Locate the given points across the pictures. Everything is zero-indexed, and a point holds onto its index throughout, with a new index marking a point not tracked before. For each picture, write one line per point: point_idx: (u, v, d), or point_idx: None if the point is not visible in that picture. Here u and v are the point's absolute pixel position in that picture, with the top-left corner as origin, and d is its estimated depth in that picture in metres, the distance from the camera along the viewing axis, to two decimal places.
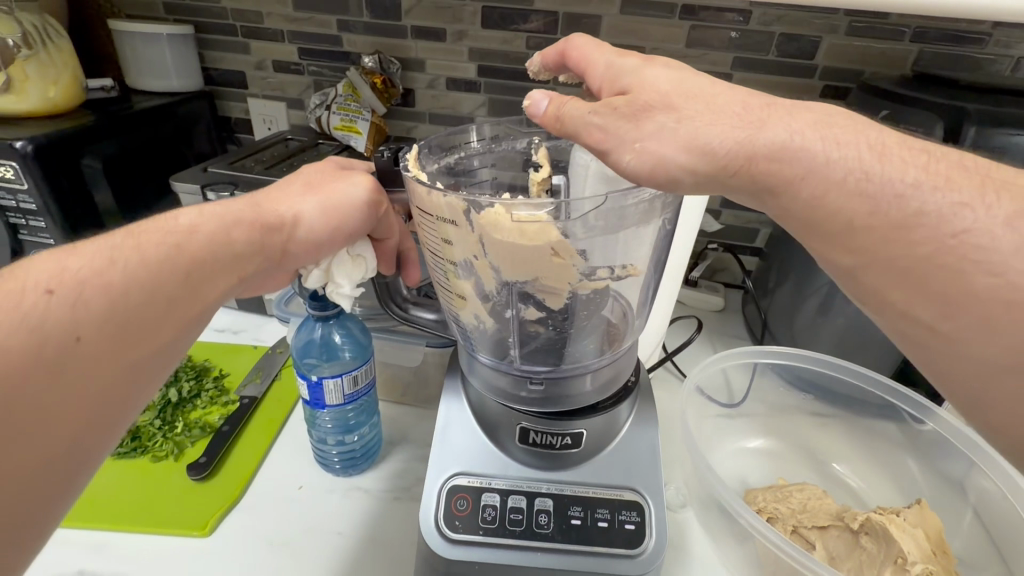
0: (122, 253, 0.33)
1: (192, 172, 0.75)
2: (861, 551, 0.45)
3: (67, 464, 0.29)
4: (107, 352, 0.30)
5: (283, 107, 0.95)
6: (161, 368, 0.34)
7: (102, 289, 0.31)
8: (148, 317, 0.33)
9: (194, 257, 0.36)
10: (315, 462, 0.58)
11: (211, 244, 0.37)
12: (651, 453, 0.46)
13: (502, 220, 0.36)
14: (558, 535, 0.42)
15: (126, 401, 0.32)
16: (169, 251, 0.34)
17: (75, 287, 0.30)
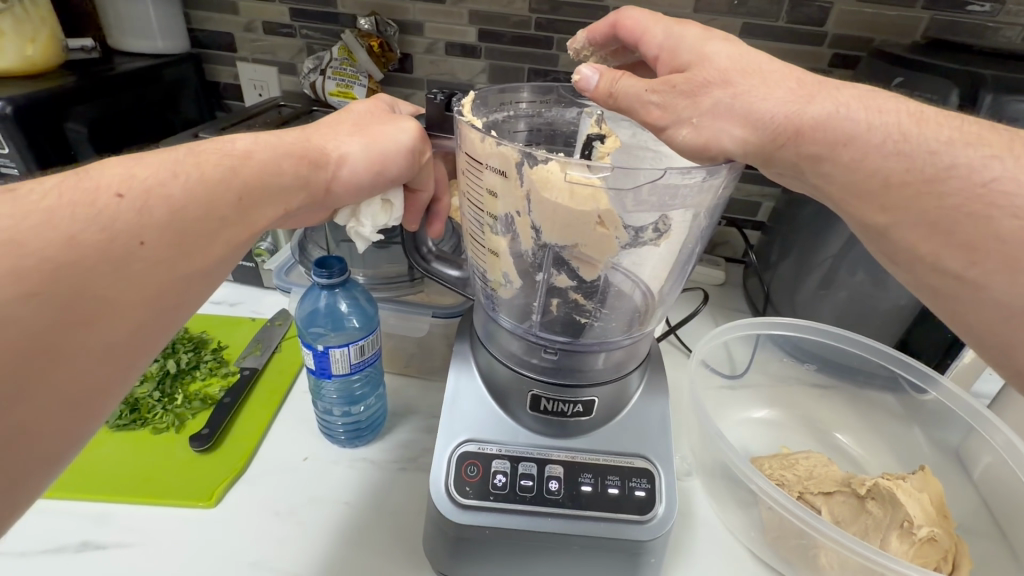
0: (185, 168, 0.33)
1: (181, 138, 0.72)
2: (867, 515, 0.46)
3: (120, 358, 0.30)
4: (165, 259, 0.31)
5: (274, 72, 0.91)
6: (210, 281, 0.34)
7: (163, 202, 0.31)
8: (202, 229, 0.33)
9: (246, 182, 0.35)
10: (319, 432, 0.57)
11: (263, 173, 0.37)
12: (661, 421, 0.46)
13: (554, 178, 0.35)
14: (568, 501, 0.42)
15: (167, 316, 0.32)
16: (225, 171, 0.34)
17: (143, 193, 0.30)
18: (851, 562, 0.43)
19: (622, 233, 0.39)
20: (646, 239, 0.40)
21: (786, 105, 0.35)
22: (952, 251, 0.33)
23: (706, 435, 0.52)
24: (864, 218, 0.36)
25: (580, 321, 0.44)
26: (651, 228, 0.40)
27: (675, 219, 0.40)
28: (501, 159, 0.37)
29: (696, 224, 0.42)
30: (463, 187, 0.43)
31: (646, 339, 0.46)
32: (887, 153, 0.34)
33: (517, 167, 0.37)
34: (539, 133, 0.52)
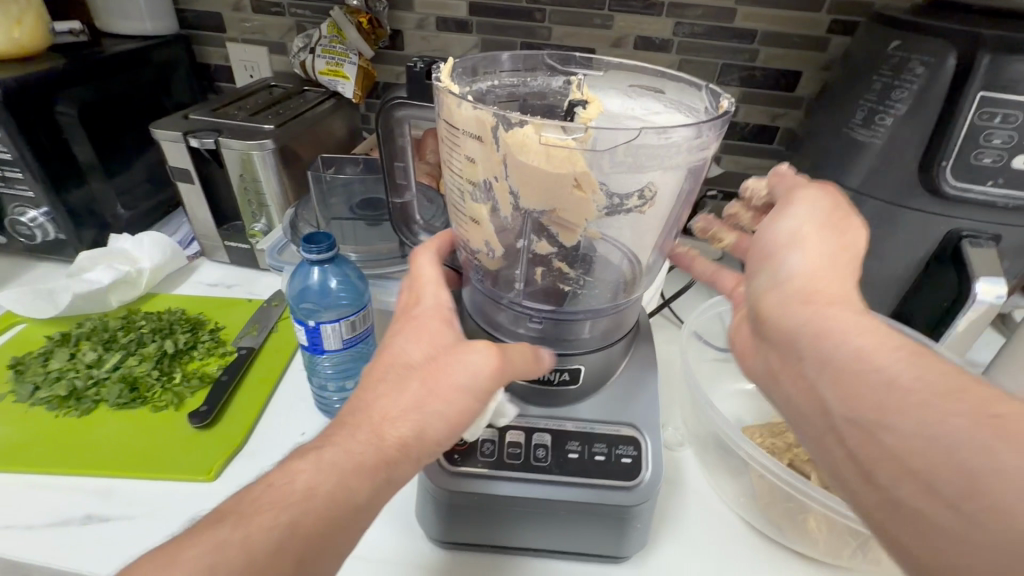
0: (336, 472, 0.33)
1: (172, 119, 0.72)
2: None
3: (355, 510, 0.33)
4: (364, 437, 0.34)
5: (265, 52, 0.90)
6: (379, 463, 0.34)
7: (327, 505, 0.32)
8: (349, 512, 0.33)
9: (387, 463, 0.34)
10: (316, 408, 0.58)
11: (405, 439, 0.35)
12: (647, 390, 0.46)
13: (530, 141, 0.35)
14: (555, 468, 0.43)
15: (363, 497, 0.33)
16: (375, 465, 0.34)
17: (309, 508, 0.32)
18: (838, 524, 0.43)
19: (601, 197, 0.39)
20: (631, 207, 0.40)
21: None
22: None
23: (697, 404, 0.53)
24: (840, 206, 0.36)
25: (565, 290, 0.44)
26: (636, 194, 0.39)
27: (659, 183, 0.39)
28: (478, 121, 0.37)
29: (679, 187, 0.41)
30: (444, 155, 0.43)
31: (633, 307, 0.47)
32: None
33: (490, 128, 0.36)
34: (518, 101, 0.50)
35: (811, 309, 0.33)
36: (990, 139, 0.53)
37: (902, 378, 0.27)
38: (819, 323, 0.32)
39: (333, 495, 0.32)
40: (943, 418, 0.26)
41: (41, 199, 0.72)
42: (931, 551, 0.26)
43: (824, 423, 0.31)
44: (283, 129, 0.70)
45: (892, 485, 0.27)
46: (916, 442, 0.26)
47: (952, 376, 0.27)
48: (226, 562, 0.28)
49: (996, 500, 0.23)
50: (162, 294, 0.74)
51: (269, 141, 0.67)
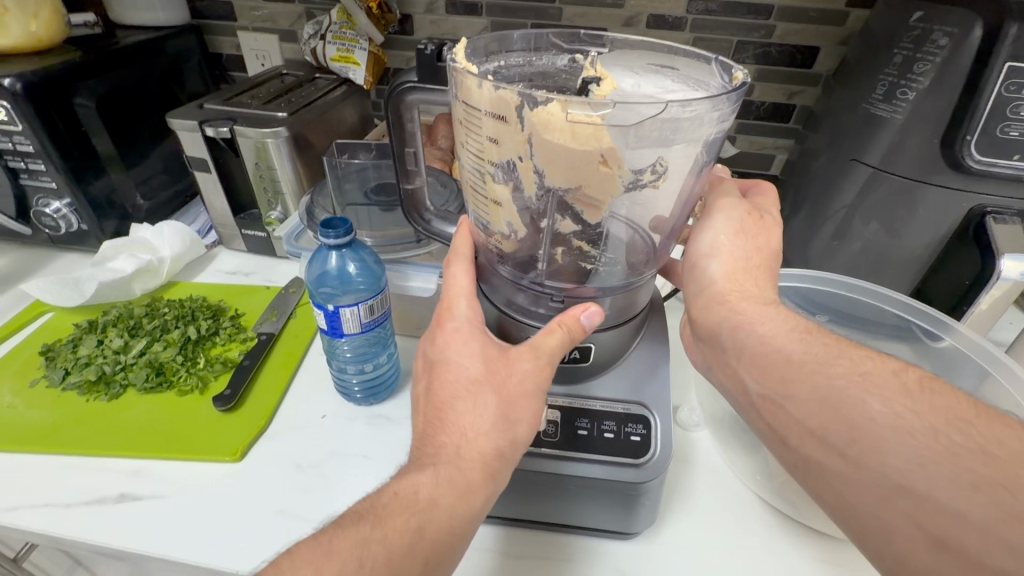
0: (436, 487, 0.35)
1: (187, 109, 0.73)
2: None
3: (458, 526, 0.36)
4: (457, 457, 0.37)
5: (275, 40, 0.90)
6: (471, 477, 0.36)
7: (431, 518, 0.35)
8: (447, 527, 0.35)
9: (478, 477, 0.37)
10: (335, 391, 0.59)
11: (488, 454, 0.37)
12: (659, 369, 0.47)
13: (555, 119, 0.35)
14: (564, 443, 0.44)
15: (464, 509, 0.36)
16: (469, 478, 0.36)
17: (412, 527, 0.34)
18: None
19: (630, 174, 0.39)
20: (645, 181, 0.40)
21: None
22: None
23: None
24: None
25: (586, 268, 0.44)
26: (648, 169, 0.39)
27: (673, 159, 0.39)
28: (497, 102, 0.37)
29: (693, 160, 0.40)
30: (461, 135, 0.43)
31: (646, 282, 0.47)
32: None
33: (512, 109, 0.37)
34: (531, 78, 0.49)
35: (728, 306, 0.39)
36: (1017, 111, 0.51)
37: (794, 355, 0.35)
38: (734, 317, 0.39)
39: (449, 504, 0.35)
40: (828, 386, 0.33)
41: (64, 191, 0.73)
42: (840, 500, 0.32)
43: (746, 401, 0.38)
44: (296, 116, 0.70)
45: (802, 447, 0.33)
46: (810, 406, 0.33)
47: (831, 349, 0.35)
48: (368, 562, 0.32)
49: (867, 446, 0.30)
50: (183, 282, 0.75)
51: (282, 129, 0.68)
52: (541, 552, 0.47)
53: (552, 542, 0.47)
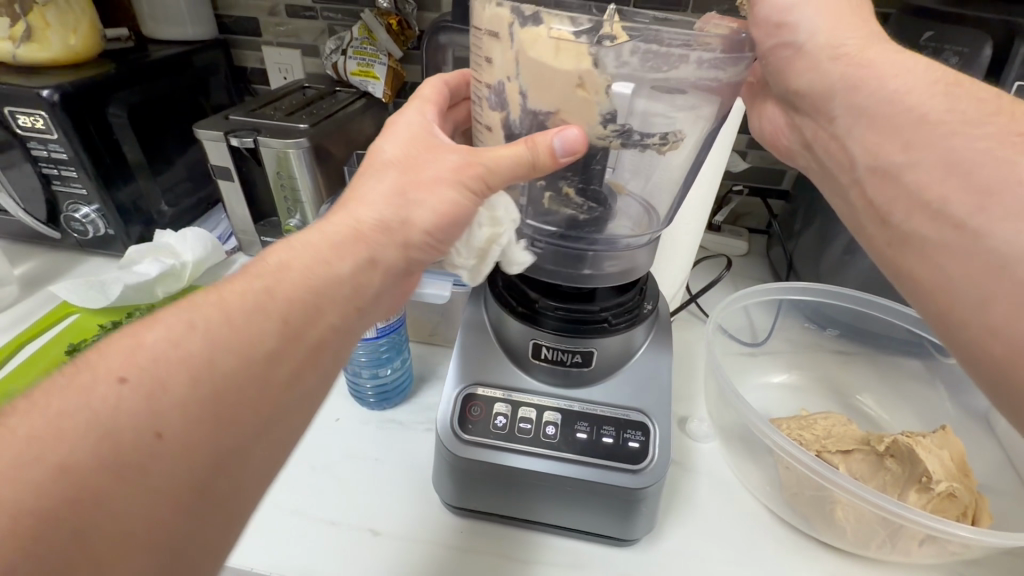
0: (293, 267, 0.34)
1: (212, 120, 0.75)
2: (885, 471, 0.46)
3: (320, 306, 0.34)
4: (324, 251, 0.35)
5: (298, 55, 0.94)
6: (337, 263, 0.35)
7: (284, 295, 0.32)
8: (303, 309, 0.33)
9: (349, 267, 0.35)
10: (350, 395, 0.61)
11: (367, 241, 0.36)
12: (667, 378, 0.47)
13: (542, 35, 0.36)
14: (563, 445, 0.45)
15: (323, 297, 0.34)
16: (333, 266, 0.35)
17: (262, 300, 0.32)
18: (867, 513, 0.44)
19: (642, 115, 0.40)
20: (652, 144, 0.42)
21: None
22: (958, 197, 0.33)
23: (725, 396, 0.53)
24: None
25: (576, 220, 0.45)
26: (658, 136, 0.42)
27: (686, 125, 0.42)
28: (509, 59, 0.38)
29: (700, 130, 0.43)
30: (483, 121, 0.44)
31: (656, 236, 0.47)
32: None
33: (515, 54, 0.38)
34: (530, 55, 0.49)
35: (845, 62, 0.38)
36: None
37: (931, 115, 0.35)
38: (852, 75, 0.38)
39: (307, 269, 0.34)
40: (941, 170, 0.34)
41: (93, 196, 0.76)
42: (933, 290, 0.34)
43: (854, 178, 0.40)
44: (317, 127, 0.73)
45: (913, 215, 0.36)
46: (935, 173, 0.34)
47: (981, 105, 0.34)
48: (200, 323, 0.30)
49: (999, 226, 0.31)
50: (204, 287, 0.78)
51: (304, 139, 0.70)
52: (546, 558, 0.47)
53: (555, 546, 0.48)
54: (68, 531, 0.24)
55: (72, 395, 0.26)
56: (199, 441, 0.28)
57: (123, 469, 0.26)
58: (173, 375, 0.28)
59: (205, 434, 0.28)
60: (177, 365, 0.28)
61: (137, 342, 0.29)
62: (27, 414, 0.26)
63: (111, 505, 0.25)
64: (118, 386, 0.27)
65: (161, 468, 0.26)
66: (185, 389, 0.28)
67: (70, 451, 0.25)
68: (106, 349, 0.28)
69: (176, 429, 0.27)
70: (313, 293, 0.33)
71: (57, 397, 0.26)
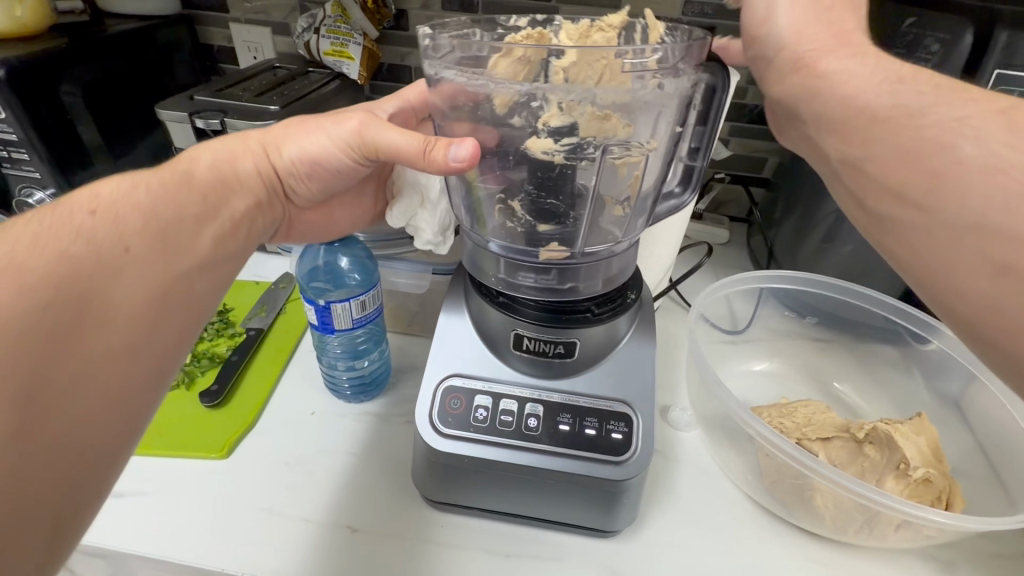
0: (198, 163, 0.43)
1: (176, 99, 0.71)
2: (864, 459, 0.46)
3: (222, 191, 0.43)
4: (227, 158, 0.44)
5: (268, 33, 0.89)
6: (239, 164, 0.45)
7: (197, 179, 0.42)
8: (216, 195, 0.42)
9: (241, 175, 0.44)
10: (325, 389, 0.59)
11: (256, 157, 0.46)
12: (650, 367, 0.46)
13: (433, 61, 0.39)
14: (545, 437, 0.44)
15: (231, 191, 0.43)
16: (239, 167, 0.45)
17: (181, 176, 0.41)
18: (846, 500, 0.44)
19: (623, 130, 0.39)
20: (593, 155, 0.40)
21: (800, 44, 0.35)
22: (916, 177, 0.30)
23: (707, 385, 0.53)
24: (840, 150, 0.33)
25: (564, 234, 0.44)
26: (618, 147, 0.40)
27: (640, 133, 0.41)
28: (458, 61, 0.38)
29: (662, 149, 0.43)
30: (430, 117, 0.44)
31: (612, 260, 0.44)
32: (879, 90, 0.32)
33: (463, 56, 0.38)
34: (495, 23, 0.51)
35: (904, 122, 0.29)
36: None
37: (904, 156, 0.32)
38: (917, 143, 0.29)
39: (218, 168, 0.44)
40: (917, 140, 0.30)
41: (47, 181, 0.72)
42: None
43: None
44: (289, 109, 0.70)
45: (878, 205, 0.32)
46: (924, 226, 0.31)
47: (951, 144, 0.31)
48: (142, 184, 0.39)
49: None
50: None
51: (274, 122, 0.67)
52: (530, 551, 0.46)
53: (538, 539, 0.47)
54: (70, 303, 0.32)
55: (56, 219, 0.35)
56: (153, 258, 0.36)
57: (105, 266, 0.34)
58: (129, 215, 0.36)
59: (158, 260, 0.37)
60: (133, 208, 0.37)
61: (94, 195, 0.37)
62: (25, 228, 0.33)
63: (102, 287, 0.34)
64: (90, 216, 0.35)
65: (124, 278, 0.35)
66: (138, 223, 0.37)
67: (66, 245, 0.33)
68: (75, 197, 0.37)
69: (139, 248, 0.36)
70: (225, 182, 0.43)
71: (44, 218, 0.34)
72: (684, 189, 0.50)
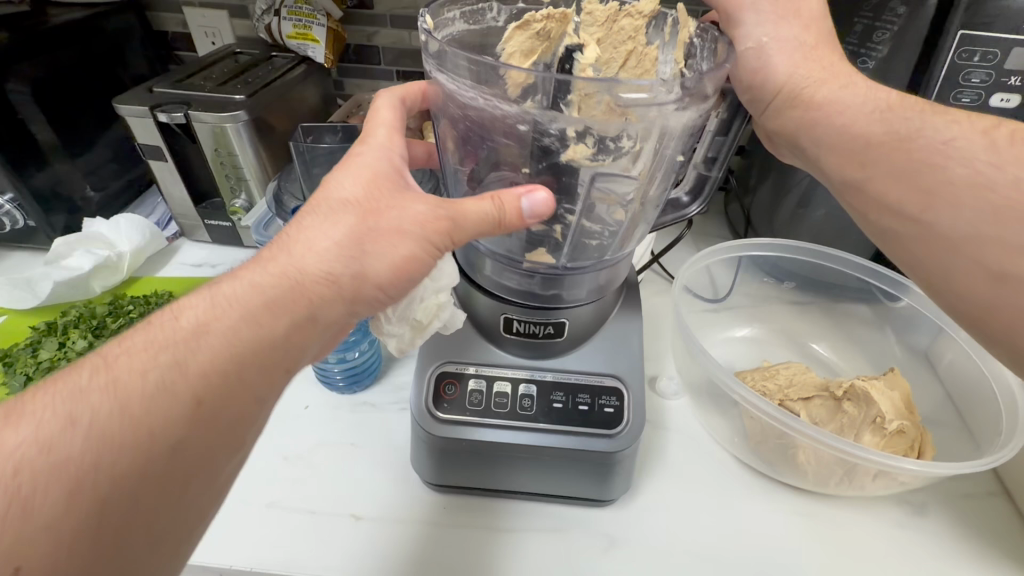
0: (109, 402, 0.30)
1: (134, 92, 0.68)
2: (843, 415, 0.49)
3: (133, 472, 0.29)
4: (156, 402, 0.30)
5: (224, 16, 0.85)
6: (169, 412, 0.30)
7: (107, 448, 0.29)
8: (133, 479, 0.29)
9: (141, 441, 0.30)
10: (317, 381, 0.59)
11: (229, 350, 0.32)
12: (638, 341, 0.48)
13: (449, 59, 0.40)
14: (540, 416, 0.45)
15: (154, 460, 0.30)
16: (173, 402, 0.31)
17: (71, 453, 0.28)
18: (827, 456, 0.46)
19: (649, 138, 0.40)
20: (625, 150, 0.41)
21: (802, 74, 0.39)
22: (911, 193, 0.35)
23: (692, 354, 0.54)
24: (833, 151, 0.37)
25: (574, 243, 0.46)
26: (629, 144, 0.41)
27: (661, 133, 0.40)
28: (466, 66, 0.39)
29: (672, 161, 0.44)
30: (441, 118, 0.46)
31: (604, 269, 0.46)
32: (872, 118, 0.37)
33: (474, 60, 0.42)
34: (472, 9, 0.49)
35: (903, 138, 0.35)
36: (968, 79, 0.54)
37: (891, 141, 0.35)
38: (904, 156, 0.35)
39: (149, 410, 0.30)
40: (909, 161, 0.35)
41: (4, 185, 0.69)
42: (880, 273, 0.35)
43: None
44: (256, 98, 0.67)
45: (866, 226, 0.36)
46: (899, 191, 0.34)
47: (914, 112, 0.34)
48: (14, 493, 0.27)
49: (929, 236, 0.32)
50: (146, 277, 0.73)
51: (242, 113, 0.65)
52: (530, 524, 0.48)
53: (536, 512, 0.49)
54: None
55: None
56: None
57: None
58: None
59: None
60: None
61: None
62: None
63: None
64: None
65: None
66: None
67: None
68: None
69: None
70: (151, 443, 0.30)
71: None
72: (691, 199, 0.53)
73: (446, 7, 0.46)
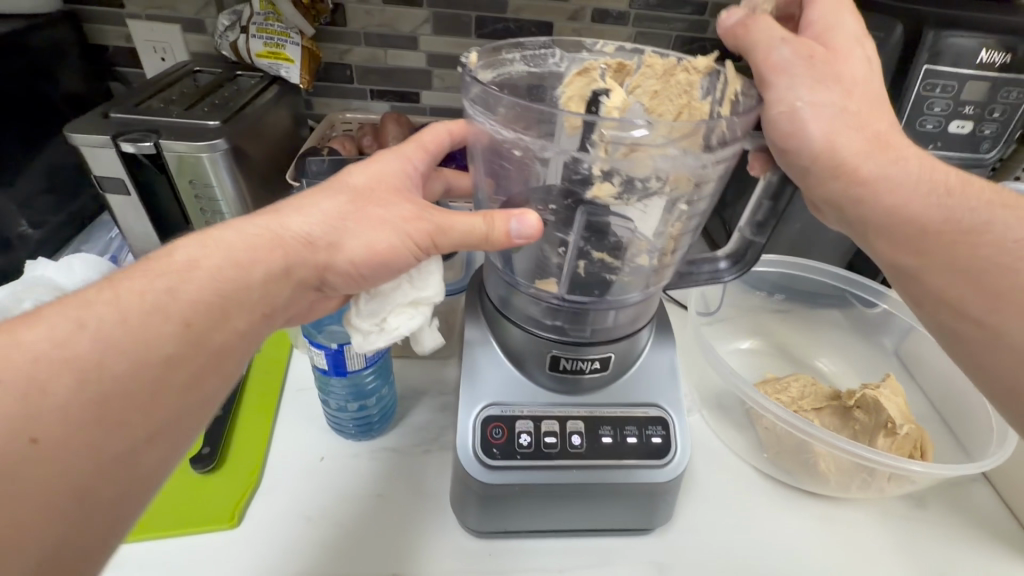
0: (99, 317, 0.29)
1: (87, 119, 0.61)
2: (855, 422, 0.53)
3: (115, 398, 0.29)
4: (143, 331, 0.30)
5: (178, 30, 0.78)
6: (159, 333, 0.30)
7: (92, 366, 0.28)
8: (116, 398, 0.29)
9: (128, 364, 0.29)
10: (328, 428, 0.55)
11: (219, 285, 0.33)
12: (675, 369, 0.49)
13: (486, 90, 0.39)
14: (590, 452, 0.45)
15: (138, 384, 0.29)
16: (163, 328, 0.30)
17: (57, 368, 0.27)
18: (847, 463, 0.50)
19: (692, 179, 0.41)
20: (654, 188, 0.42)
21: (842, 145, 0.39)
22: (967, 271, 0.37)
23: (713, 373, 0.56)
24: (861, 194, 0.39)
25: (591, 278, 0.44)
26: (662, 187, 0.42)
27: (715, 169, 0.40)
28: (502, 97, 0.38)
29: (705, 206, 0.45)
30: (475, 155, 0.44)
31: (626, 310, 0.45)
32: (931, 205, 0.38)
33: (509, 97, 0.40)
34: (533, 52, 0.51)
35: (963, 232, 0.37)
36: (930, 107, 0.60)
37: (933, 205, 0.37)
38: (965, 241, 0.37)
39: (129, 341, 0.29)
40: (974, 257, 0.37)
41: None
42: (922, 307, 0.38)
43: None
44: (233, 125, 0.62)
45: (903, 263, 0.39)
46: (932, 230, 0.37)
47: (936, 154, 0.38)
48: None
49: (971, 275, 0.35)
50: None
51: (220, 142, 0.60)
52: (580, 561, 0.47)
53: (583, 546, 0.48)
54: None
55: None
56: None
57: None
58: None
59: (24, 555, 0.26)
60: None
61: None
62: None
63: None
64: None
65: None
66: None
67: None
68: None
69: None
70: (133, 367, 0.29)
71: None
72: (730, 266, 0.51)
73: (505, 49, 0.49)
